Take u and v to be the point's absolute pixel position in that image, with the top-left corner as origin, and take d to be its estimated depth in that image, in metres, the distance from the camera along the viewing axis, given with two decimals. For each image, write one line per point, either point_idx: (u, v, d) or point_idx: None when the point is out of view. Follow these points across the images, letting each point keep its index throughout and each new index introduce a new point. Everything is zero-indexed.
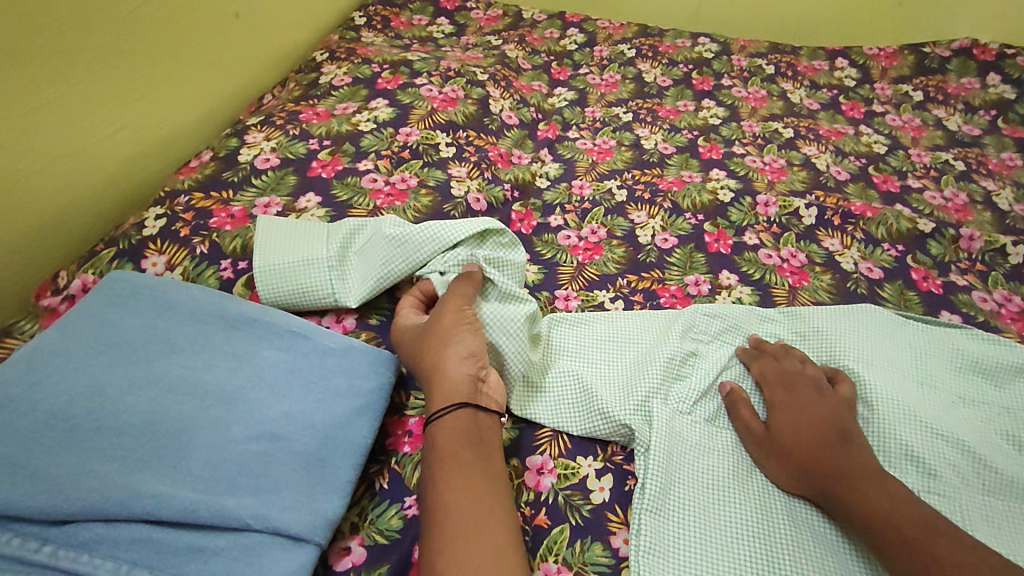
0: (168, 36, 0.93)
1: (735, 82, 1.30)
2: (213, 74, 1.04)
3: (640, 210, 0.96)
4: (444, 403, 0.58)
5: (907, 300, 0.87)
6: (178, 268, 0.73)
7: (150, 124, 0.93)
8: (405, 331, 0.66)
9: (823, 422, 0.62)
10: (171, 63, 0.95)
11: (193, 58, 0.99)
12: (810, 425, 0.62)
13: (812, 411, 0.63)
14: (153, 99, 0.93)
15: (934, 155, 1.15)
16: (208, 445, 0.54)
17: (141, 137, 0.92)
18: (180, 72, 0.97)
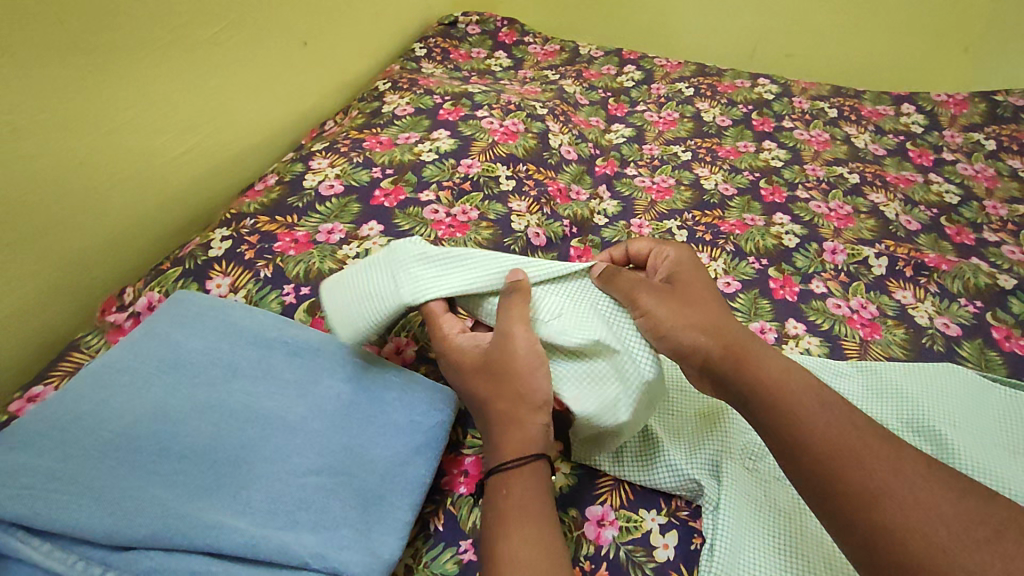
0: (239, 63, 0.96)
1: (797, 124, 1.28)
2: (279, 100, 1.07)
3: (702, 251, 0.94)
4: (513, 454, 0.54)
5: (988, 361, 0.82)
6: (242, 291, 0.73)
7: (217, 147, 0.96)
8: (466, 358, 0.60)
9: (695, 281, 0.65)
10: (241, 88, 0.98)
11: (261, 84, 1.02)
12: (690, 280, 0.65)
13: (687, 271, 0.66)
14: (221, 122, 0.95)
15: (1011, 208, 1.10)
16: (268, 475, 0.53)
17: (208, 158, 0.94)
18: (248, 97, 1.00)
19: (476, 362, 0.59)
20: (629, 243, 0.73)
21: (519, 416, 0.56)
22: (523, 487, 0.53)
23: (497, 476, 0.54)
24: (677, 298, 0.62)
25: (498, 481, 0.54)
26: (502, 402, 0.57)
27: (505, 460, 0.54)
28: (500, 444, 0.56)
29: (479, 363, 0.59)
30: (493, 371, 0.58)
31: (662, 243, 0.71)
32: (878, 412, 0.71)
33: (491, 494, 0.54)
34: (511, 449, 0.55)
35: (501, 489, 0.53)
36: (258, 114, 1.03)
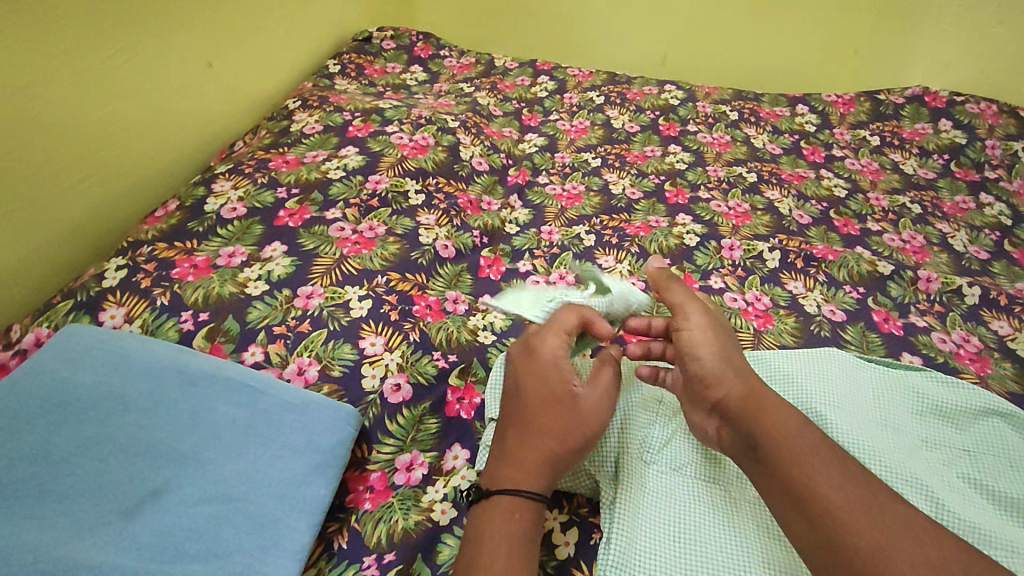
0: (135, 86, 0.94)
1: (700, 128, 1.35)
2: (183, 121, 1.04)
3: (608, 254, 0.97)
4: (530, 485, 0.56)
5: (869, 342, 0.88)
6: (138, 321, 0.71)
7: (115, 173, 0.93)
8: (549, 384, 0.61)
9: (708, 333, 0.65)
10: (139, 112, 0.95)
11: (162, 107, 0.99)
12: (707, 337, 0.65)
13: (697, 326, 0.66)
14: (120, 148, 0.93)
15: (892, 198, 1.19)
16: (159, 509, 0.53)
17: (106, 186, 0.92)
18: (147, 120, 0.97)
19: (558, 393, 0.60)
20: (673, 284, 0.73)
21: (549, 465, 0.57)
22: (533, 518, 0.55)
23: (518, 497, 0.55)
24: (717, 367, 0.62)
25: (515, 500, 0.55)
26: (549, 441, 0.58)
27: (520, 485, 0.56)
28: (517, 468, 0.57)
29: (558, 396, 0.60)
30: (566, 412, 0.59)
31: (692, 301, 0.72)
32: None
33: (498, 512, 0.55)
34: (529, 481, 0.56)
35: (514, 513, 0.55)
36: (160, 138, 1.00)
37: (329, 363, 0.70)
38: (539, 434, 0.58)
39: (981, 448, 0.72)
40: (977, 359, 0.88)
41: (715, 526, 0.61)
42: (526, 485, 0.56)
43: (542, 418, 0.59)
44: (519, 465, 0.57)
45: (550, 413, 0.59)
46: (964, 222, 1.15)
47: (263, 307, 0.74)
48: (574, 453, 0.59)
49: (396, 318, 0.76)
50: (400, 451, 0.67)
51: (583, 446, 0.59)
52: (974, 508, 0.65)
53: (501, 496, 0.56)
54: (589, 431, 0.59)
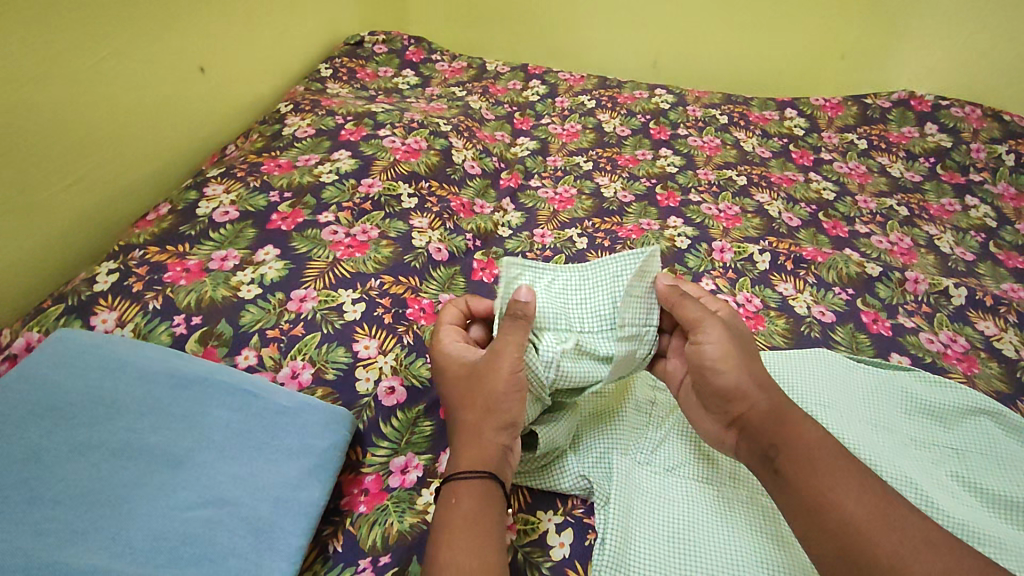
0: (127, 90, 0.93)
1: (691, 132, 1.36)
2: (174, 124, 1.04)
3: (601, 257, 0.98)
4: (473, 465, 0.57)
5: (859, 343, 0.89)
6: (129, 325, 0.71)
7: (107, 178, 0.93)
8: (449, 369, 0.65)
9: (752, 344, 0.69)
10: (130, 116, 0.95)
11: (154, 110, 0.99)
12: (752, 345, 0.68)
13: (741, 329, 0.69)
14: (112, 152, 0.93)
15: (880, 201, 1.21)
16: (152, 512, 0.52)
17: (97, 190, 0.91)
18: (139, 124, 0.97)
19: (458, 373, 0.64)
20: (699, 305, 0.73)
21: (482, 432, 0.59)
22: (476, 497, 0.55)
23: (451, 482, 0.56)
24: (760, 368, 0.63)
25: (449, 487, 0.56)
26: (466, 414, 0.61)
27: (459, 469, 0.57)
28: (457, 451, 0.59)
29: (459, 376, 0.64)
30: (470, 383, 0.62)
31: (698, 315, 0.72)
32: None
33: (439, 502, 0.56)
34: (468, 460, 0.58)
35: (450, 497, 0.55)
36: (151, 142, 1.00)
37: (323, 366, 0.70)
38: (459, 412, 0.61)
39: (969, 446, 0.73)
40: (964, 359, 0.89)
41: (709, 527, 0.62)
42: (463, 467, 0.57)
43: (457, 397, 0.62)
44: (458, 450, 0.59)
45: (458, 388, 0.62)
46: (950, 225, 1.17)
47: (256, 310, 0.74)
48: (499, 405, 0.60)
49: (389, 321, 0.76)
50: (394, 453, 0.67)
51: (507, 395, 0.61)
52: (963, 506, 0.66)
53: (441, 489, 0.57)
54: (497, 383, 0.61)
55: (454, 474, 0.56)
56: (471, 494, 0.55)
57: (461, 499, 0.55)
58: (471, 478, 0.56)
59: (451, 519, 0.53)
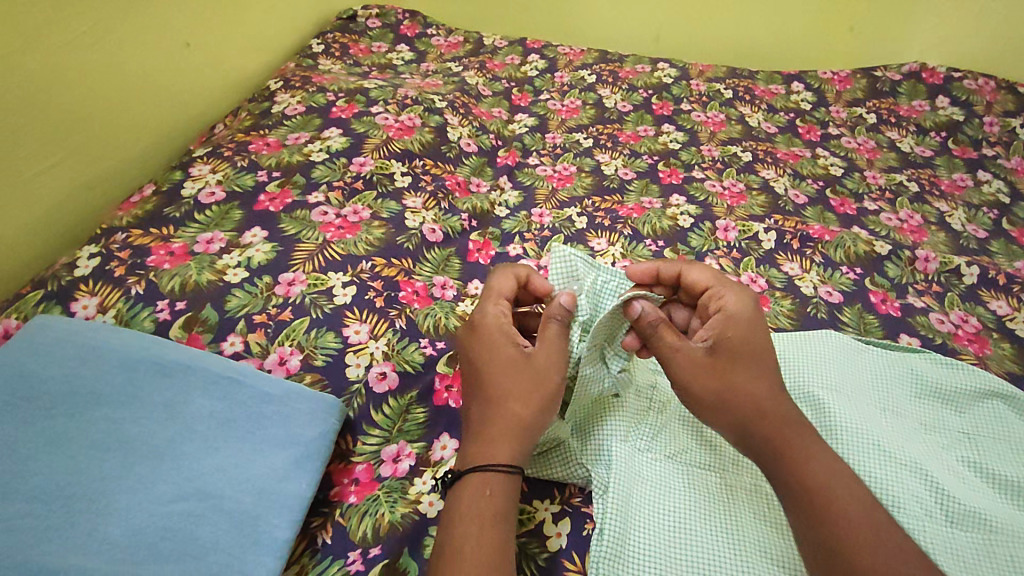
0: (110, 66, 0.90)
1: (694, 107, 1.32)
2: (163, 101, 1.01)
3: (601, 237, 0.95)
4: (507, 458, 0.54)
5: (867, 324, 0.87)
6: (111, 311, 0.68)
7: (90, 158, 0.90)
8: (496, 348, 0.60)
9: (762, 332, 0.61)
10: (114, 93, 0.92)
11: (139, 87, 0.96)
12: (760, 335, 0.61)
13: (752, 315, 0.62)
14: (95, 130, 0.89)
15: (889, 177, 1.17)
16: (131, 505, 0.51)
17: (80, 171, 0.88)
18: (124, 101, 0.93)
19: (505, 353, 0.60)
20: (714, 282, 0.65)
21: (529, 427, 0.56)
22: (507, 494, 0.53)
23: (485, 471, 0.53)
24: (753, 372, 0.58)
25: (481, 476, 0.53)
26: (516, 403, 0.57)
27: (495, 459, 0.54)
28: (492, 439, 0.55)
29: (507, 357, 0.60)
30: (523, 371, 0.59)
31: (720, 282, 0.65)
32: None
33: (465, 487, 0.53)
34: (508, 451, 0.55)
35: (484, 488, 0.52)
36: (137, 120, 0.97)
37: (312, 352, 0.68)
38: (505, 398, 0.57)
39: (982, 430, 0.70)
40: (976, 340, 0.86)
41: (708, 518, 0.60)
42: (498, 459, 0.54)
43: (505, 380, 0.58)
44: (495, 438, 0.55)
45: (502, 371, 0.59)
46: (962, 201, 1.14)
47: (243, 294, 0.71)
48: (547, 402, 0.58)
49: (381, 305, 0.74)
50: (386, 442, 0.65)
51: (554, 395, 0.58)
52: (974, 493, 0.64)
53: (468, 473, 0.54)
54: (551, 382, 0.58)
55: (491, 466, 0.53)
56: (505, 491, 0.53)
57: (494, 494, 0.52)
58: (507, 474, 0.53)
59: (483, 514, 0.51)
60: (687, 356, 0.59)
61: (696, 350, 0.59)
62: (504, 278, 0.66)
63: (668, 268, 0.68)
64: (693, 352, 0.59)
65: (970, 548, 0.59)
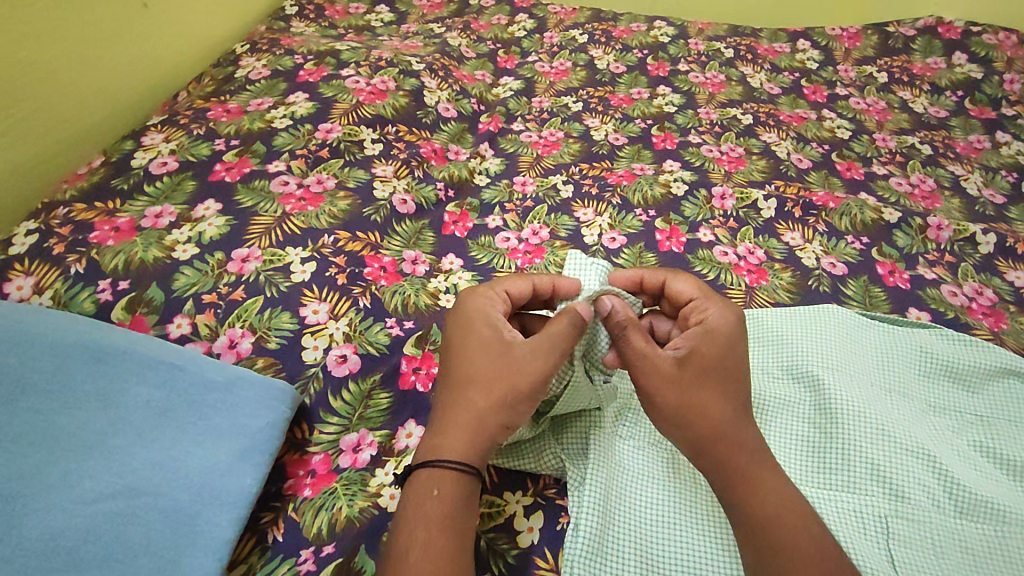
0: (68, 21, 0.80)
1: (692, 67, 1.23)
2: (133, 62, 0.91)
3: (587, 207, 0.89)
4: (459, 454, 0.49)
5: (873, 298, 0.81)
6: (48, 292, 0.63)
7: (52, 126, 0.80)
8: (476, 338, 0.55)
9: (741, 354, 0.56)
10: (75, 53, 0.82)
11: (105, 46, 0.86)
12: (740, 358, 0.55)
13: (734, 335, 0.56)
14: (56, 94, 0.80)
15: (900, 139, 1.09)
16: (52, 506, 0.46)
17: (41, 141, 0.79)
18: (88, 63, 0.84)
19: (485, 344, 0.55)
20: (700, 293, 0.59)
21: (479, 422, 0.51)
22: (459, 493, 0.48)
23: (434, 468, 0.49)
24: (723, 393, 0.53)
25: (429, 473, 0.49)
26: (476, 394, 0.52)
27: (443, 455, 0.49)
28: (444, 432, 0.50)
29: (482, 349, 0.55)
30: (497, 365, 0.53)
31: (707, 293, 0.59)
32: (759, 360, 0.68)
33: (413, 488, 0.48)
34: (458, 447, 0.50)
35: (431, 489, 0.48)
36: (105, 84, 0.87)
37: (265, 334, 0.63)
38: (466, 388, 0.52)
39: (998, 411, 0.64)
40: (991, 314, 0.80)
41: (696, 517, 0.55)
42: (449, 455, 0.49)
43: (473, 369, 0.53)
44: (448, 432, 0.50)
45: (470, 362, 0.54)
46: (979, 164, 1.06)
47: (191, 273, 0.66)
48: (513, 404, 0.52)
49: (343, 283, 0.69)
50: (346, 430, 0.60)
51: (525, 398, 0.52)
52: (986, 481, 0.58)
53: (416, 471, 0.49)
54: (524, 382, 0.52)
55: (438, 462, 0.49)
56: (456, 489, 0.48)
57: (443, 493, 0.47)
58: (459, 471, 0.48)
59: (431, 515, 0.46)
60: (654, 369, 0.54)
61: (664, 362, 0.54)
62: (523, 278, 0.60)
63: (652, 276, 0.62)
64: (662, 364, 0.54)
65: (982, 541, 0.54)
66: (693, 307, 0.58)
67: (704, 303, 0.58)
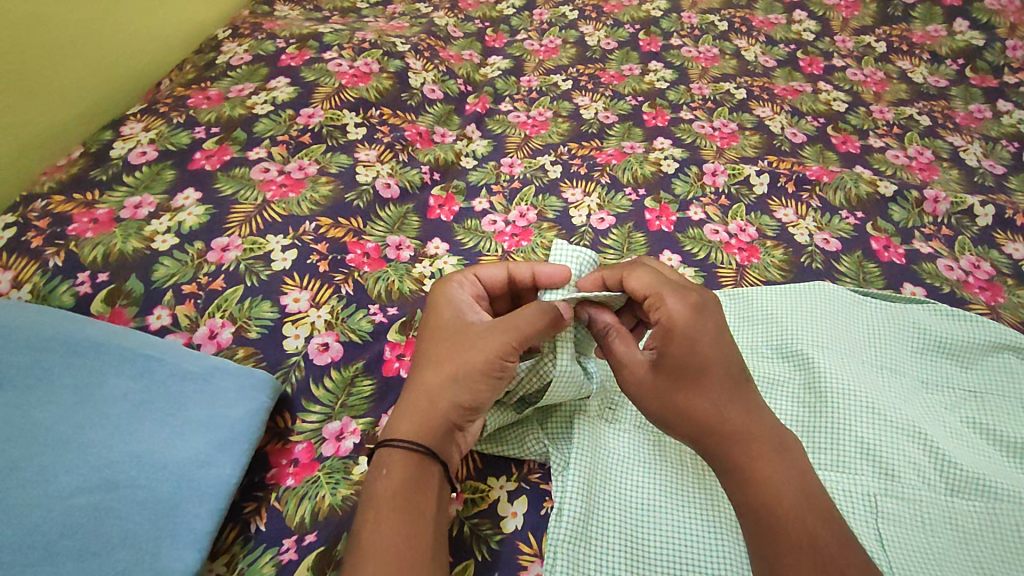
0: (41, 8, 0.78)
1: (685, 42, 1.20)
2: (111, 54, 0.89)
3: (576, 187, 0.87)
4: (411, 433, 0.49)
5: (866, 273, 0.79)
6: (27, 286, 0.63)
7: (18, 120, 0.78)
8: (439, 321, 0.56)
9: (710, 343, 0.52)
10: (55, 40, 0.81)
11: (78, 36, 0.84)
12: (712, 352, 0.52)
13: (697, 325, 0.52)
14: (23, 89, 0.78)
15: (898, 110, 1.06)
16: (27, 501, 0.46)
17: (7, 139, 0.77)
18: (58, 55, 0.81)
19: (447, 325, 0.56)
20: (659, 288, 0.54)
21: (436, 401, 0.51)
22: (410, 472, 0.48)
23: (386, 448, 0.49)
24: (698, 389, 0.51)
25: (383, 454, 0.49)
26: (428, 372, 0.53)
27: (397, 435, 0.49)
28: (397, 414, 0.51)
29: (448, 332, 0.55)
30: (454, 342, 0.54)
31: (665, 286, 0.54)
32: (747, 339, 0.67)
33: (370, 472, 0.49)
34: (410, 427, 0.50)
35: (381, 468, 0.48)
36: (79, 77, 0.85)
37: (245, 324, 0.63)
38: (420, 367, 0.54)
39: (992, 386, 0.63)
40: (988, 288, 0.79)
41: (684, 507, 0.54)
42: (402, 435, 0.49)
43: (431, 348, 0.54)
44: (403, 414, 0.51)
45: (436, 345, 0.54)
46: (979, 134, 1.03)
47: (171, 263, 0.66)
48: (467, 379, 0.51)
49: (325, 270, 0.69)
50: (328, 419, 0.59)
51: (479, 375, 0.51)
52: (977, 458, 0.57)
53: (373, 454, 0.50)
54: (477, 358, 0.52)
55: (391, 441, 0.49)
56: (406, 469, 0.48)
57: (392, 473, 0.48)
58: (409, 451, 0.48)
59: (380, 496, 0.46)
60: (632, 377, 0.54)
61: (642, 370, 0.53)
62: (497, 265, 0.60)
63: (610, 275, 0.57)
64: (638, 373, 0.53)
65: (972, 517, 0.53)
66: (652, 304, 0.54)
67: (666, 303, 0.53)
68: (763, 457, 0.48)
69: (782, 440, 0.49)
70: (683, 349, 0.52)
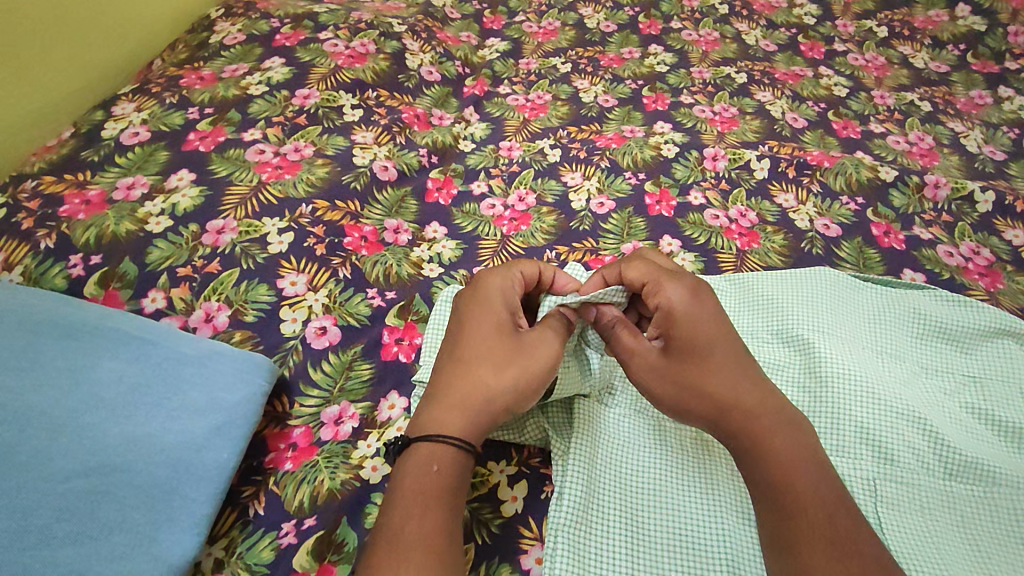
0: None
1: (685, 25, 1.19)
2: (101, 32, 0.87)
3: (575, 170, 0.86)
4: (461, 431, 0.49)
5: (866, 259, 0.79)
6: (18, 268, 0.62)
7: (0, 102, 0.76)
8: (490, 315, 0.55)
9: (713, 321, 0.53)
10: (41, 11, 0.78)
11: (65, 14, 0.81)
12: (717, 331, 0.53)
13: (699, 305, 0.54)
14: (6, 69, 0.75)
15: (899, 96, 1.06)
16: (20, 485, 0.45)
17: None
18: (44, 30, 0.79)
19: (494, 324, 0.55)
20: (656, 275, 0.56)
21: (490, 400, 0.51)
22: (458, 471, 0.47)
23: (434, 442, 0.48)
24: (706, 366, 0.51)
25: (429, 448, 0.48)
26: (484, 369, 0.52)
27: (445, 429, 0.49)
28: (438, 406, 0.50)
29: (492, 329, 0.54)
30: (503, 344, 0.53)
31: (660, 272, 0.56)
32: (748, 324, 0.67)
33: (410, 462, 0.47)
34: (460, 421, 0.49)
35: (431, 464, 0.47)
36: (66, 58, 0.82)
37: (241, 308, 0.63)
38: (466, 362, 0.52)
39: (991, 371, 0.63)
40: (987, 274, 0.79)
41: (688, 498, 0.54)
42: (450, 430, 0.49)
43: (471, 345, 0.53)
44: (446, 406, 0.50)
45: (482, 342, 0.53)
46: (979, 120, 1.03)
47: (166, 246, 0.65)
48: (524, 386, 0.52)
49: (322, 253, 0.68)
50: (327, 403, 0.59)
51: (537, 383, 0.52)
52: (976, 443, 0.58)
53: (416, 444, 0.49)
54: (535, 366, 0.53)
55: (443, 437, 0.48)
56: (452, 466, 0.47)
57: (443, 470, 0.47)
58: (457, 449, 0.48)
59: (428, 491, 0.46)
60: (638, 366, 0.54)
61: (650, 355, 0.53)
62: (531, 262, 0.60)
63: (610, 274, 0.60)
64: (648, 356, 0.53)
65: (969, 502, 0.54)
66: (650, 290, 0.56)
67: (663, 290, 0.55)
68: (779, 439, 0.48)
69: (795, 419, 0.49)
70: (688, 326, 0.53)
